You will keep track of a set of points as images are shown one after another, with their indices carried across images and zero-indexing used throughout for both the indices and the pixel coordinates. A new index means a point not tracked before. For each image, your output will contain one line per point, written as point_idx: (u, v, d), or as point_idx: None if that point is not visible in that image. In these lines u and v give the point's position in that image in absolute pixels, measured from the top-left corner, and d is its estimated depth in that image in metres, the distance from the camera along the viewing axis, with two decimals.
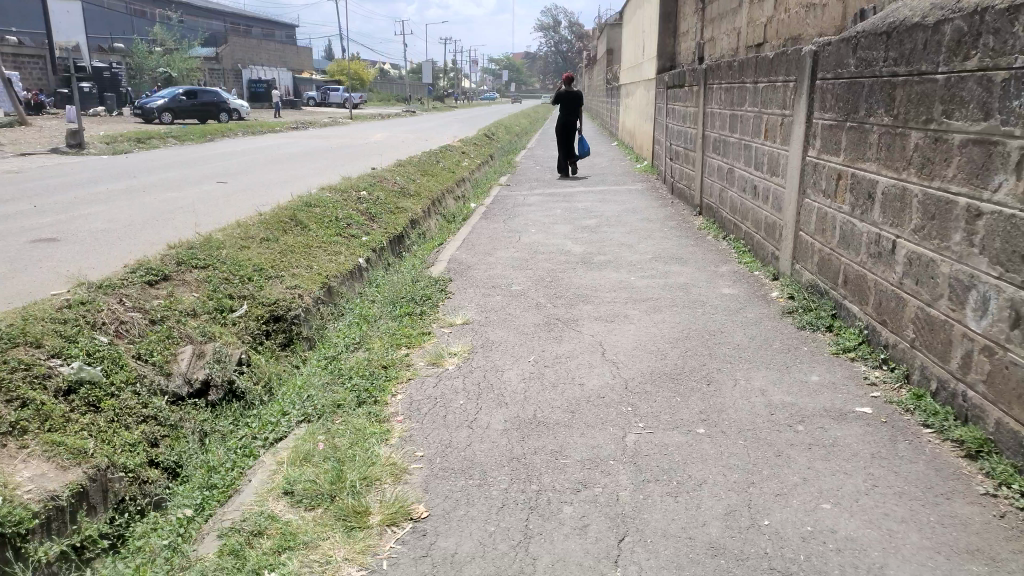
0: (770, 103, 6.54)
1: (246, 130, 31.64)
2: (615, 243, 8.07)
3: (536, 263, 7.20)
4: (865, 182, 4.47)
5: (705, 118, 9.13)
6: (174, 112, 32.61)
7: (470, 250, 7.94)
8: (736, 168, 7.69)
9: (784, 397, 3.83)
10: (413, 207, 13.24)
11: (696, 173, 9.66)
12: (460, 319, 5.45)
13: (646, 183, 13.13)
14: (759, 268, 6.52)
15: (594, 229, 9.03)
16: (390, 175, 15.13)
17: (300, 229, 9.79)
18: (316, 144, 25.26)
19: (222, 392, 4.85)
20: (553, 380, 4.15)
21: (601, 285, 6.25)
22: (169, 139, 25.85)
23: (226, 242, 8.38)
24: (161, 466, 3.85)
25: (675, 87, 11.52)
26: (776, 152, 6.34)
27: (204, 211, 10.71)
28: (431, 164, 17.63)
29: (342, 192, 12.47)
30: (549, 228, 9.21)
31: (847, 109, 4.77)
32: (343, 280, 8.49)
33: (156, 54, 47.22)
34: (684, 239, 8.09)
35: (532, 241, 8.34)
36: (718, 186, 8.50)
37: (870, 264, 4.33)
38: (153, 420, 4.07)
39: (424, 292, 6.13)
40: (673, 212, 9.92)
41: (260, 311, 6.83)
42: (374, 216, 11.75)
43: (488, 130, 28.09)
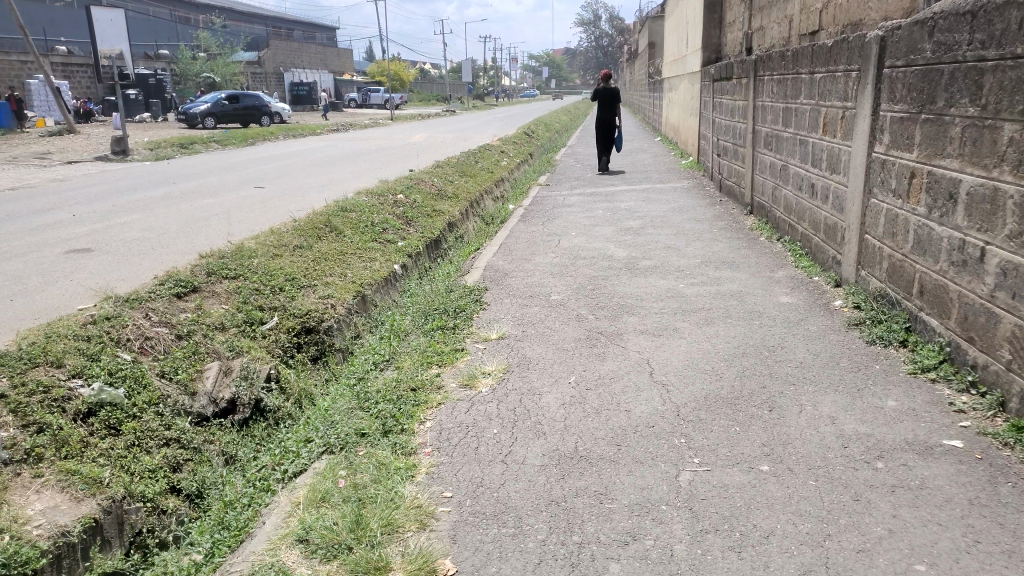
0: (828, 95, 6.05)
1: (287, 133, 31.85)
2: (662, 246, 7.66)
3: (578, 270, 6.84)
4: (944, 181, 3.99)
5: (756, 112, 8.63)
6: (217, 117, 32.82)
7: (508, 256, 7.60)
8: (790, 165, 7.21)
9: (858, 426, 3.40)
10: (451, 209, 12.98)
11: (745, 171, 9.17)
12: (496, 334, 5.12)
13: (692, 181, 12.62)
14: (818, 274, 6.05)
15: (639, 231, 8.62)
16: (428, 176, 14.89)
17: (335, 235, 9.59)
18: (355, 147, 25.25)
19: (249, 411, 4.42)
20: (596, 406, 3.81)
21: (647, 294, 5.86)
22: (211, 144, 26.12)
23: (259, 251, 8.21)
24: (183, 493, 3.49)
25: (722, 81, 11.01)
26: (836, 148, 5.86)
27: (240, 217, 10.60)
28: (470, 164, 17.36)
29: (378, 196, 12.27)
30: (591, 231, 8.84)
31: (921, 100, 4.29)
32: (378, 287, 8.26)
33: (200, 60, 48.05)
34: (735, 242, 7.63)
35: (573, 246, 7.97)
36: (770, 185, 8.01)
37: (952, 273, 3.86)
38: (176, 443, 3.73)
39: (458, 302, 5.84)
40: (722, 212, 9.44)
41: (291, 323, 6.63)
42: (411, 220, 11.51)
43: (528, 129, 27.77)
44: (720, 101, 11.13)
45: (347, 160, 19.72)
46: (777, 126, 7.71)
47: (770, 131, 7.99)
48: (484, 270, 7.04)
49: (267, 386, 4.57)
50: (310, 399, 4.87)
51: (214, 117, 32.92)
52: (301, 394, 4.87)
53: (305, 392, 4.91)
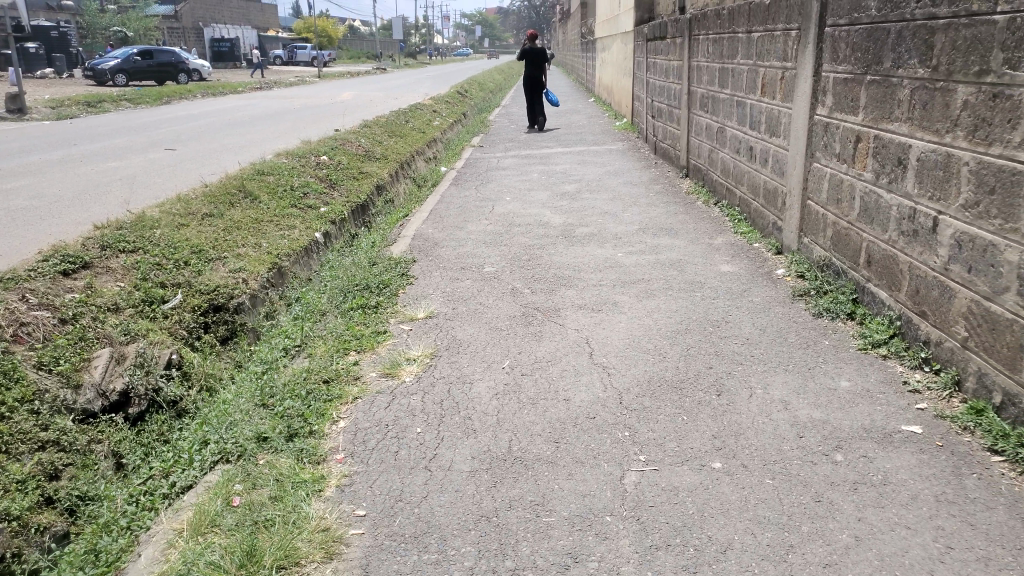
0: (767, 53, 5.75)
1: (205, 91, 30.12)
2: (598, 212, 7.32)
3: (511, 239, 6.44)
4: (893, 146, 3.71)
5: (691, 72, 8.30)
6: (126, 74, 30.83)
7: (437, 224, 7.12)
8: (727, 127, 6.94)
9: (812, 412, 3.13)
10: (379, 171, 12.36)
11: (681, 132, 8.88)
12: (423, 313, 4.69)
13: (627, 142, 12.30)
14: (758, 240, 5.84)
15: (575, 195, 8.27)
16: (354, 137, 14.17)
17: (251, 201, 8.90)
18: (279, 106, 24.07)
19: (148, 400, 3.84)
20: (532, 395, 3.47)
21: (584, 264, 5.52)
22: (121, 102, 24.47)
23: (162, 221, 7.49)
24: (59, 506, 2.99)
25: (656, 38, 10.63)
26: (775, 109, 5.58)
27: (145, 182, 9.75)
28: (399, 124, 16.64)
29: (300, 158, 11.54)
30: (524, 196, 8.43)
31: (866, 61, 4.00)
32: (297, 258, 7.74)
33: (107, 11, 44.99)
34: (673, 207, 7.35)
35: (506, 212, 7.55)
36: (706, 147, 7.73)
37: (903, 243, 3.60)
38: (54, 447, 3.23)
39: (382, 276, 5.41)
40: (659, 175, 9.16)
41: (197, 301, 6.11)
42: (335, 183, 10.86)
43: (462, 87, 27.01)
44: (655, 59, 10.77)
45: (267, 120, 18.67)
46: (713, 87, 7.41)
47: (706, 91, 7.69)
48: (410, 241, 6.55)
49: (165, 374, 3.98)
50: (218, 385, 4.30)
51: (124, 74, 30.82)
52: (209, 379, 4.31)
53: (213, 376, 4.36)
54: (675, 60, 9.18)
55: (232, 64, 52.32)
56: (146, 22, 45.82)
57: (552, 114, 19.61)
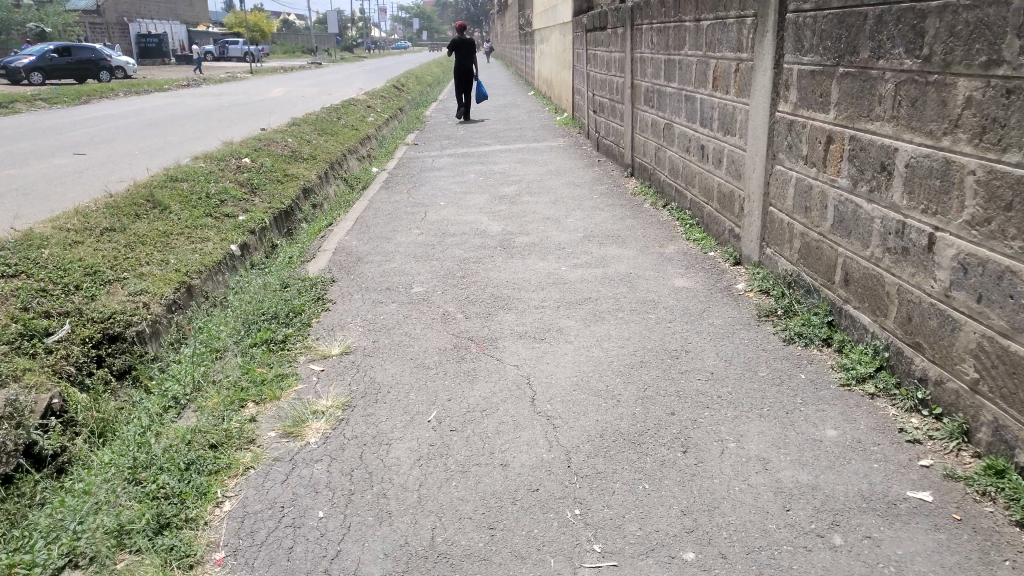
0: (718, 44, 5.25)
1: (127, 88, 28.50)
2: (539, 217, 6.75)
3: (444, 252, 5.80)
4: (873, 152, 3.23)
5: (634, 64, 7.79)
6: (42, 72, 28.83)
7: (362, 235, 6.42)
8: (674, 123, 6.45)
9: (796, 474, 2.61)
10: (306, 173, 11.54)
11: (624, 128, 8.38)
12: (338, 348, 4.02)
13: (569, 138, 11.76)
14: (713, 248, 5.35)
15: (514, 198, 7.68)
16: (280, 136, 13.28)
17: (160, 212, 8.01)
18: (206, 103, 22.81)
19: None
20: (461, 461, 2.85)
21: (524, 281, 4.93)
22: (34, 101, 22.85)
23: (53, 238, 6.47)
24: None
25: (595, 30, 10.11)
26: (729, 105, 5.09)
27: (42, 192, 8.72)
28: (330, 121, 15.78)
29: (218, 161, 10.65)
30: (460, 200, 7.80)
31: (839, 51, 3.50)
32: (208, 274, 6.82)
33: (22, 6, 42.42)
34: (619, 210, 6.83)
35: (439, 219, 6.91)
36: (652, 145, 7.23)
37: (890, 262, 3.12)
38: None
39: (291, 300, 4.72)
40: (603, 173, 8.63)
41: (87, 332, 5.16)
42: (255, 188, 10.02)
43: (398, 82, 26.17)
44: (595, 51, 10.25)
45: (190, 119, 17.52)
46: (658, 81, 6.90)
47: (650, 84, 7.18)
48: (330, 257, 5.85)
49: (40, 424, 3.44)
50: (110, 430, 3.78)
51: (41, 73, 28.82)
52: (100, 425, 3.77)
53: (105, 424, 3.79)
54: (617, 51, 8.65)
55: (159, 61, 50.06)
56: (65, 17, 43.33)
57: (490, 108, 18.95)
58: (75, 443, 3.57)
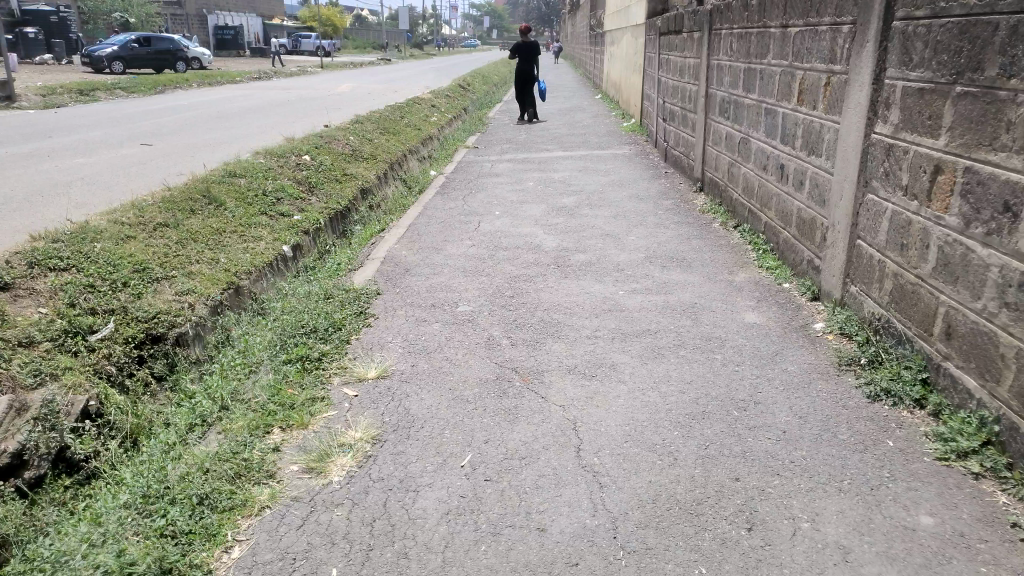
0: (807, 54, 4.81)
1: (201, 79, 29.19)
2: (598, 233, 6.40)
3: (496, 267, 5.51)
4: (993, 187, 2.81)
5: (709, 73, 7.36)
6: (124, 61, 29.72)
7: (412, 244, 6.19)
8: (751, 138, 6.01)
9: (886, 572, 2.23)
10: (365, 173, 11.43)
11: (695, 140, 7.95)
12: (374, 371, 3.74)
13: (634, 147, 11.35)
14: (788, 278, 4.92)
15: (573, 211, 7.35)
16: (342, 134, 13.23)
17: (216, 208, 7.94)
18: (274, 97, 23.10)
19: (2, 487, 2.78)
20: (494, 522, 2.53)
21: (577, 306, 4.60)
22: (115, 90, 23.55)
23: (106, 232, 6.36)
24: None
25: (669, 35, 9.69)
26: (816, 122, 4.65)
27: (105, 183, 8.74)
28: (393, 120, 15.70)
29: (279, 158, 10.61)
30: (518, 210, 7.50)
31: (957, 66, 3.08)
32: (257, 277, 6.69)
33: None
34: (684, 229, 6.43)
35: (494, 230, 6.63)
36: (725, 160, 6.80)
37: (1007, 319, 2.70)
38: None
39: (331, 312, 4.50)
40: (669, 187, 8.21)
41: (131, 330, 4.89)
42: (312, 186, 9.94)
43: (464, 82, 26.07)
44: (667, 58, 9.81)
45: (258, 113, 17.68)
46: (736, 91, 6.47)
47: (727, 95, 6.75)
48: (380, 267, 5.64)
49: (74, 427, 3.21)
50: (144, 436, 3.54)
51: (121, 62, 29.72)
52: (134, 431, 3.51)
53: (139, 427, 3.56)
54: (691, 58, 8.22)
55: (235, 53, 51.36)
56: (150, 9, 44.81)
57: (555, 113, 18.63)
58: (107, 447, 3.32)
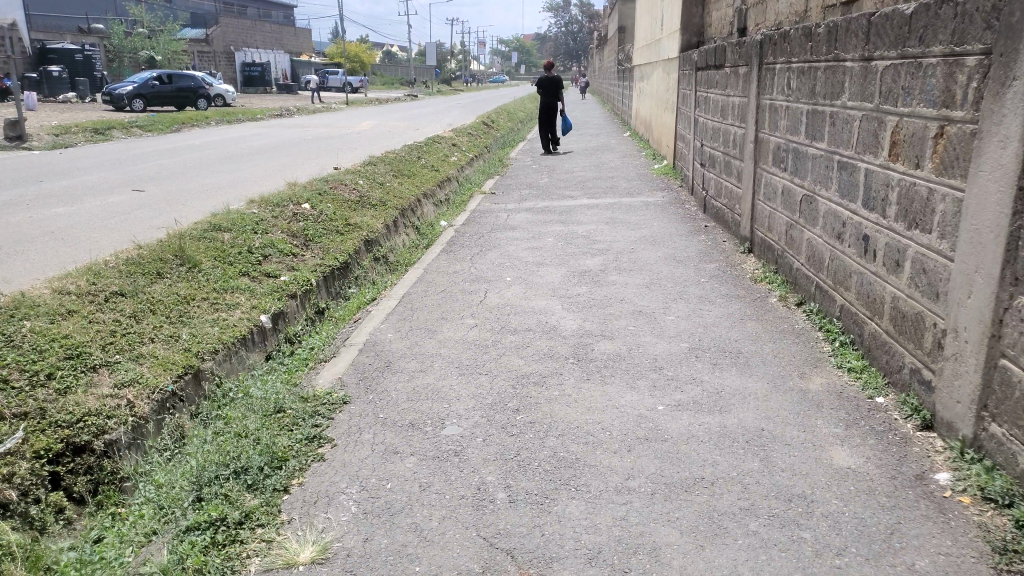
0: (904, 94, 3.66)
1: (222, 117, 28.86)
2: (628, 310, 5.29)
3: (499, 361, 4.39)
4: None
5: (759, 115, 6.25)
6: (144, 99, 29.65)
7: (397, 327, 5.10)
8: (819, 197, 4.86)
9: None
10: (372, 221, 10.46)
11: (741, 193, 6.81)
12: (309, 552, 2.63)
13: (668, 194, 10.21)
14: (882, 389, 3.72)
15: (597, 277, 6.26)
16: (350, 178, 12.32)
17: (188, 271, 7.02)
18: (292, 135, 22.52)
19: None
20: None
21: (597, 427, 3.49)
22: (132, 129, 23.21)
23: (43, 307, 5.37)
24: None
25: (708, 71, 8.61)
26: (920, 186, 3.49)
27: (72, 238, 7.88)
28: (409, 160, 14.84)
29: (275, 207, 9.77)
30: (532, 276, 6.41)
31: None
32: (237, 349, 4.92)
33: (139, 36, 44.57)
34: (735, 305, 5.27)
35: (502, 304, 5.56)
36: (782, 220, 5.66)
37: None
38: None
39: (270, 434, 3.47)
40: (711, 246, 7.08)
41: (44, 441, 3.30)
42: (307, 240, 9.00)
43: (489, 119, 25.32)
44: (706, 95, 8.71)
45: (267, 154, 16.95)
46: (795, 138, 5.34)
47: (783, 142, 5.61)
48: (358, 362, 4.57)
49: None
50: None
51: (142, 100, 29.57)
52: None
53: None
54: (736, 96, 7.10)
55: (263, 90, 51.70)
56: (177, 47, 45.30)
57: (581, 153, 17.65)
58: None
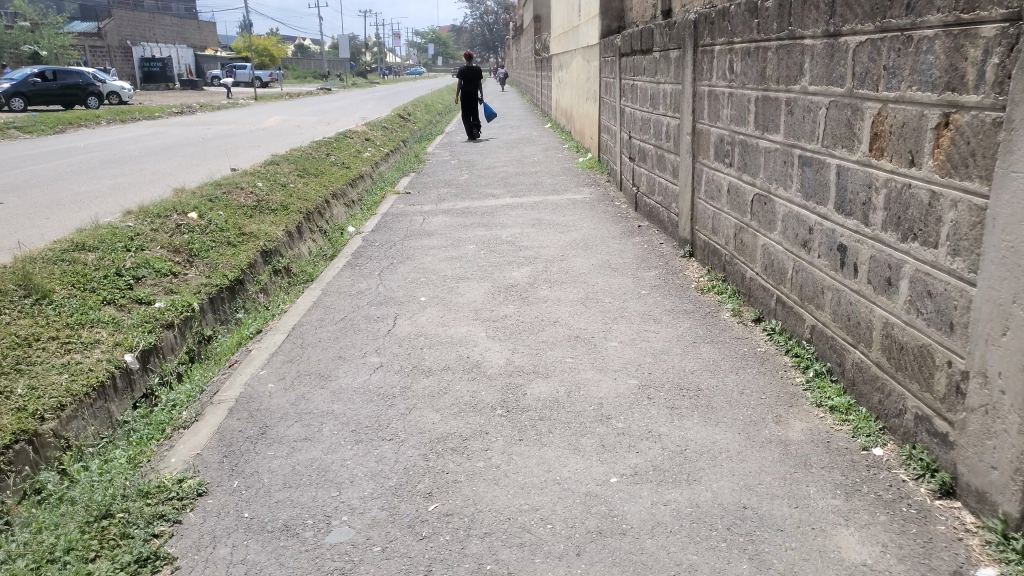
0: (888, 75, 2.96)
1: (112, 115, 26.63)
2: (562, 335, 4.50)
3: (409, 419, 3.52)
4: None
5: (696, 102, 5.55)
6: (24, 97, 27.07)
7: (281, 378, 4.15)
8: (776, 198, 4.17)
9: None
10: (271, 228, 9.35)
11: (679, 190, 6.12)
12: None
13: (595, 190, 9.51)
14: (878, 437, 3.02)
15: (525, 292, 5.45)
16: (247, 180, 11.10)
17: (35, 304, 5.84)
18: (191, 134, 20.89)
19: None
20: None
21: (529, 514, 2.70)
22: (9, 129, 20.98)
23: None
24: None
25: (633, 56, 7.91)
26: (917, 189, 2.79)
27: None
28: (318, 158, 13.69)
29: (155, 219, 8.57)
30: (449, 294, 5.53)
31: None
32: (92, 403, 3.74)
33: (20, 29, 41.09)
34: (684, 322, 4.55)
35: (414, 333, 4.69)
36: (729, 222, 4.98)
37: None
38: None
39: (83, 561, 2.63)
40: (648, 249, 6.37)
41: None
42: (193, 255, 7.85)
43: (406, 110, 24.23)
44: (632, 82, 8.00)
45: (158, 156, 15.46)
46: (742, 129, 4.64)
47: (727, 133, 4.92)
48: (232, 432, 3.59)
49: None
50: None
51: (21, 98, 27.00)
52: None
53: None
54: (667, 83, 6.38)
55: (163, 86, 48.79)
56: (64, 40, 42.01)
57: (501, 145, 16.86)
58: None
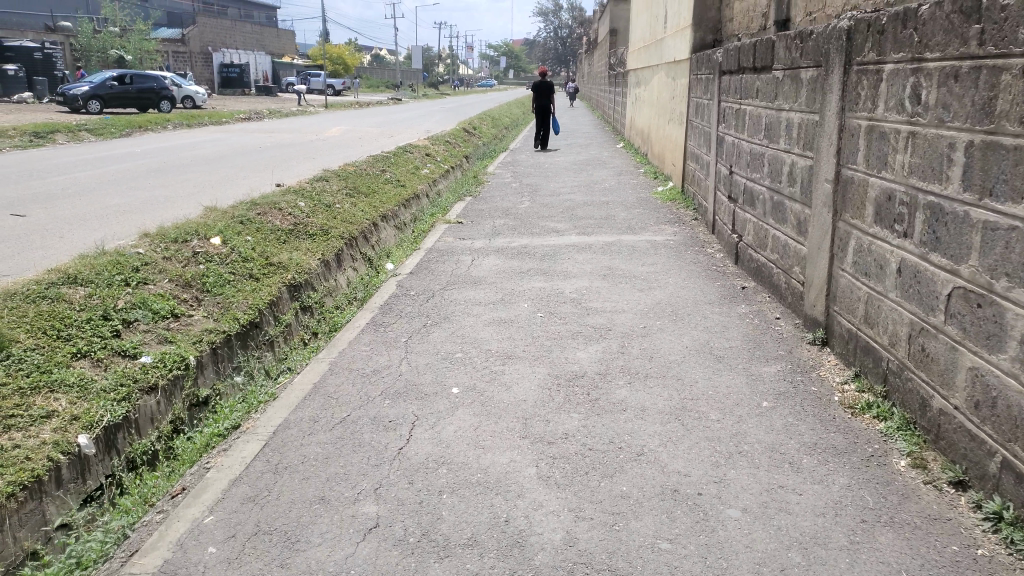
0: None
1: (181, 120, 26.36)
2: (653, 483, 2.98)
3: None
4: None
5: (845, 139, 4.00)
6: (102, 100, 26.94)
7: (228, 539, 2.77)
8: (1011, 305, 2.60)
9: None
10: (304, 256, 8.10)
11: (807, 252, 4.56)
12: None
13: (682, 230, 7.96)
14: None
15: (598, 389, 3.96)
16: (287, 199, 9.92)
17: None
18: (253, 142, 20.20)
19: None
20: None
21: None
22: (81, 132, 20.72)
23: None
24: None
25: (739, 74, 6.38)
26: None
27: None
28: (371, 173, 12.50)
29: (173, 244, 7.40)
30: (493, 384, 4.09)
31: None
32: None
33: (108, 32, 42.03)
34: (842, 481, 3.00)
35: (433, 459, 3.26)
36: (901, 318, 3.40)
37: None
38: None
39: None
40: (760, 327, 4.81)
41: None
42: (205, 290, 6.58)
43: (473, 124, 23.06)
44: (737, 106, 6.44)
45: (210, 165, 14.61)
46: (936, 186, 3.08)
47: (905, 190, 3.35)
48: None
49: None
50: None
51: (99, 101, 26.91)
52: None
53: None
54: (794, 110, 4.83)
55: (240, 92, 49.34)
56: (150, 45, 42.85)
57: (571, 166, 15.42)
58: None
